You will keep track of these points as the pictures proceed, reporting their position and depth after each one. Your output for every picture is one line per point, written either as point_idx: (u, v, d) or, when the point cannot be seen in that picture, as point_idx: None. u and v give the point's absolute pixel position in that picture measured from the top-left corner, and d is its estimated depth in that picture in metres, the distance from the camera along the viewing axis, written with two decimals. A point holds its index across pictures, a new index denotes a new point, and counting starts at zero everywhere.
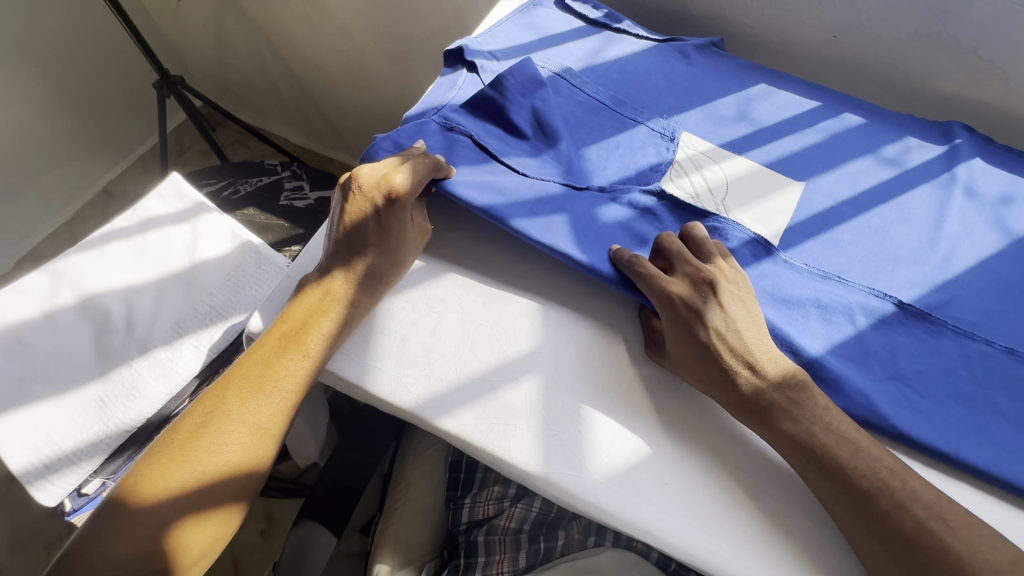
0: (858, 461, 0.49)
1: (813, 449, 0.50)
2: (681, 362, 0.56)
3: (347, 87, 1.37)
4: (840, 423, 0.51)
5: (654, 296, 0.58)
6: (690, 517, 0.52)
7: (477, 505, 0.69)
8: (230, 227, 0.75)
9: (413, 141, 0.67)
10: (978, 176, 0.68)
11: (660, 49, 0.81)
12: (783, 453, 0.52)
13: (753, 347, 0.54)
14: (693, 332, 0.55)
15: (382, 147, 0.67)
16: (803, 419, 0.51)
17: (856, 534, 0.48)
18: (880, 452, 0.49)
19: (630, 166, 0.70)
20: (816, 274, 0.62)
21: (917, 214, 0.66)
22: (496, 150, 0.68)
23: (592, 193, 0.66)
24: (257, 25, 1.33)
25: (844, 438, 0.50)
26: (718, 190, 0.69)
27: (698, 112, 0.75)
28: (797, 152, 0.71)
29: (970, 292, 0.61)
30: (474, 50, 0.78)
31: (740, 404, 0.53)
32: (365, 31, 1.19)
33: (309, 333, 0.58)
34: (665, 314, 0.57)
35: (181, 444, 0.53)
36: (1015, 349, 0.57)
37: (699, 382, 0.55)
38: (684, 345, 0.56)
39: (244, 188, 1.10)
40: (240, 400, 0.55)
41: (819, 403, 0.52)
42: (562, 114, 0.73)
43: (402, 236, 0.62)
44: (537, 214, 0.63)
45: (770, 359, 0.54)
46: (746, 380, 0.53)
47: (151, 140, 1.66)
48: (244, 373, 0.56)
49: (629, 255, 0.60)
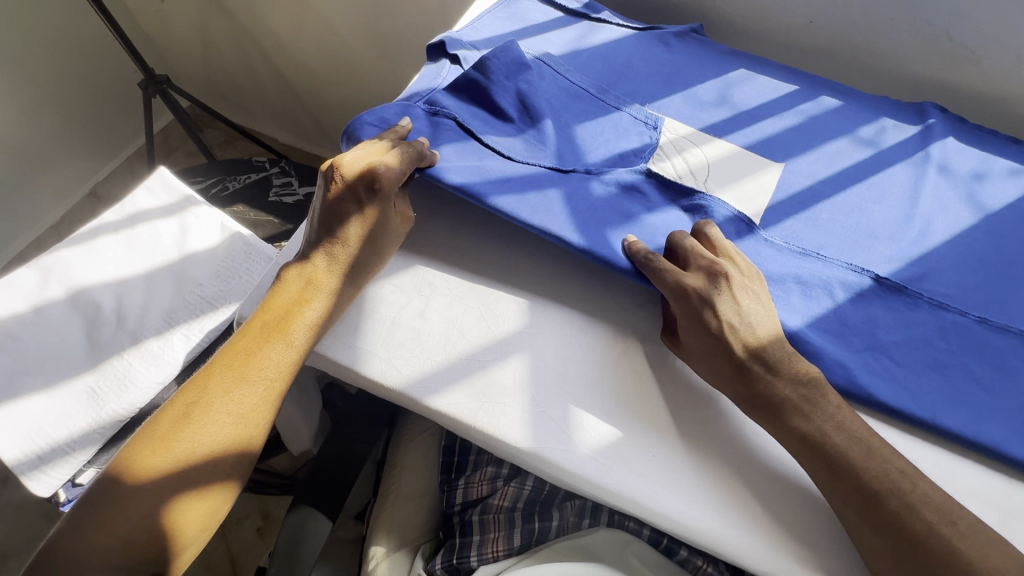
0: (871, 462, 0.47)
1: (824, 448, 0.48)
2: (694, 352, 0.54)
3: (333, 85, 1.36)
4: (852, 422, 0.49)
5: (666, 288, 0.55)
6: (675, 487, 0.51)
7: (471, 486, 0.71)
8: (219, 220, 0.76)
9: (399, 119, 0.65)
10: (952, 154, 0.69)
11: (643, 38, 0.80)
12: (791, 449, 0.50)
13: (767, 342, 0.52)
14: (703, 323, 0.53)
15: (366, 122, 0.64)
16: (815, 418, 0.49)
17: (857, 528, 0.46)
18: (893, 454, 0.47)
19: (618, 150, 0.68)
20: (795, 251, 0.61)
21: (892, 191, 0.66)
22: (477, 129, 0.66)
23: (579, 175, 0.64)
24: (240, 24, 1.32)
25: (855, 438, 0.48)
26: (700, 172, 0.67)
27: (680, 97, 0.74)
28: (775, 135, 0.71)
29: (945, 265, 0.61)
30: (456, 41, 0.76)
31: (750, 400, 0.51)
32: (351, 28, 1.19)
33: (290, 323, 0.56)
34: (677, 308, 0.55)
35: (163, 436, 0.51)
36: (988, 318, 0.57)
37: (709, 375, 0.53)
38: (695, 337, 0.54)
39: (233, 186, 1.12)
40: (222, 394, 0.53)
41: (832, 401, 0.50)
42: (546, 97, 0.71)
43: (384, 225, 0.59)
44: (519, 194, 0.61)
45: (784, 356, 0.52)
46: (759, 375, 0.51)
47: (138, 140, 1.68)
48: (225, 366, 0.54)
49: (645, 250, 0.57)
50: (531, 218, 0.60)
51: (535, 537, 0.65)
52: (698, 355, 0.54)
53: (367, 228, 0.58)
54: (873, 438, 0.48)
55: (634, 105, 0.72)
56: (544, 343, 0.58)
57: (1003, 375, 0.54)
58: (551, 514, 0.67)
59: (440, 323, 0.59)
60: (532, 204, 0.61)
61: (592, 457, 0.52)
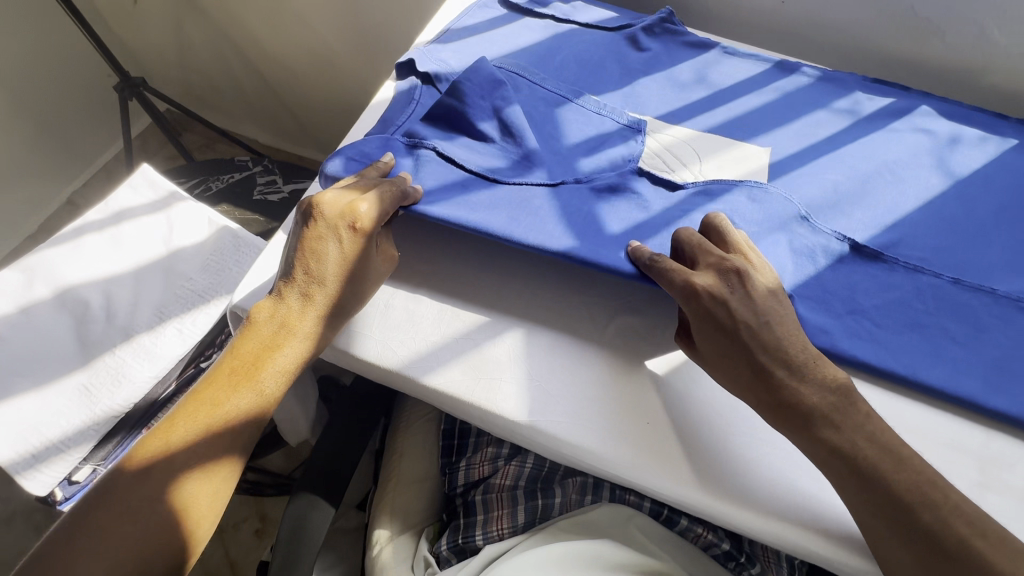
0: (903, 474, 0.45)
1: (855, 459, 0.46)
2: (711, 358, 0.52)
3: (313, 82, 1.36)
4: (881, 432, 0.47)
5: (677, 291, 0.53)
6: (669, 454, 0.52)
7: (472, 467, 0.72)
8: (206, 215, 0.76)
9: (380, 155, 0.63)
10: (921, 124, 0.71)
11: (611, 40, 0.80)
12: (819, 461, 0.48)
13: (791, 345, 0.50)
14: (719, 323, 0.51)
15: (346, 156, 0.63)
16: (845, 429, 0.47)
17: (875, 531, 0.45)
18: (921, 460, 0.46)
19: (604, 158, 0.66)
20: (796, 216, 0.62)
21: (866, 162, 0.68)
22: (456, 149, 0.65)
23: (570, 187, 0.63)
24: (216, 24, 1.31)
25: (888, 449, 0.46)
26: (674, 149, 0.69)
27: (659, 80, 0.76)
28: (751, 111, 0.73)
29: (919, 230, 0.63)
30: (426, 59, 0.74)
31: (774, 407, 0.49)
32: (328, 23, 1.19)
33: (262, 373, 0.53)
34: (689, 310, 0.53)
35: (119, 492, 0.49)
36: (961, 279, 0.59)
37: (730, 383, 0.51)
38: (711, 342, 0.52)
39: (216, 186, 1.12)
40: (189, 448, 0.50)
41: (862, 409, 0.48)
42: (526, 112, 0.69)
43: (365, 263, 0.56)
44: (507, 213, 0.59)
45: (809, 359, 0.50)
46: (783, 382, 0.49)
47: (116, 146, 1.65)
48: (192, 417, 0.51)
49: (650, 253, 0.55)
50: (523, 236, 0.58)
51: (538, 515, 0.66)
52: (718, 363, 0.52)
53: (344, 269, 0.55)
54: (903, 446, 0.47)
55: (615, 113, 0.71)
56: (537, 321, 0.60)
57: (977, 331, 0.56)
58: (552, 491, 0.68)
59: (434, 307, 0.60)
60: (527, 219, 0.59)
61: (587, 429, 0.53)
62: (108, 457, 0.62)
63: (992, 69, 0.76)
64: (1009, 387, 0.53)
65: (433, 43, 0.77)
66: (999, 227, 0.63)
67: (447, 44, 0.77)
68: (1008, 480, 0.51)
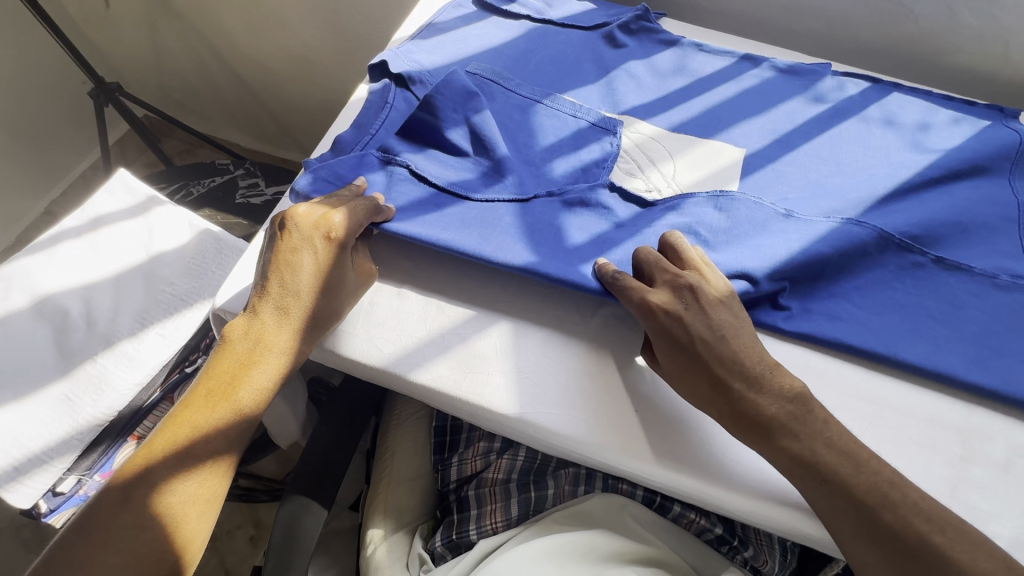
0: (862, 476, 0.46)
1: (817, 467, 0.46)
2: (673, 375, 0.52)
3: (293, 83, 1.34)
4: (841, 437, 0.48)
5: (633, 308, 0.54)
6: (659, 441, 0.53)
7: (464, 462, 0.72)
8: (186, 219, 0.75)
9: (355, 175, 0.63)
10: (894, 108, 0.73)
11: (588, 37, 0.81)
12: (781, 470, 0.48)
13: (745, 356, 0.50)
14: (675, 342, 0.51)
15: (318, 173, 0.63)
16: (804, 437, 0.47)
17: (835, 529, 0.46)
18: (880, 464, 0.47)
19: (579, 167, 0.67)
20: (780, 213, 0.63)
21: (841, 146, 0.70)
22: (425, 167, 0.64)
23: (543, 201, 0.63)
24: (192, 26, 1.29)
25: (846, 454, 0.47)
26: (645, 146, 0.70)
27: (640, 68, 0.78)
28: (730, 99, 0.74)
29: (898, 210, 0.64)
30: (400, 60, 0.72)
31: (735, 418, 0.49)
32: (306, 22, 1.17)
33: (239, 391, 0.51)
34: (647, 327, 0.53)
35: (97, 531, 0.47)
36: (943, 258, 0.60)
37: (689, 399, 0.51)
38: (671, 358, 0.52)
39: (197, 190, 1.10)
40: (169, 474, 0.48)
41: (819, 416, 0.49)
42: (500, 121, 0.70)
43: (341, 276, 0.56)
44: (472, 231, 0.60)
45: (766, 370, 0.50)
46: (741, 395, 0.49)
47: (93, 154, 1.62)
48: (169, 442, 0.49)
49: (613, 271, 0.56)
50: (487, 254, 0.58)
51: (530, 503, 0.67)
52: (678, 379, 0.52)
53: (320, 280, 0.54)
54: (863, 449, 0.47)
55: (591, 113, 0.71)
56: (523, 314, 0.60)
57: (955, 308, 0.57)
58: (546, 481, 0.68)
59: (420, 304, 0.60)
60: (494, 235, 0.59)
61: (576, 424, 0.53)
62: (94, 466, 0.62)
63: (961, 49, 0.78)
64: (988, 362, 0.54)
65: (409, 44, 0.76)
66: (976, 205, 0.64)
67: (423, 46, 0.76)
68: (989, 452, 0.52)
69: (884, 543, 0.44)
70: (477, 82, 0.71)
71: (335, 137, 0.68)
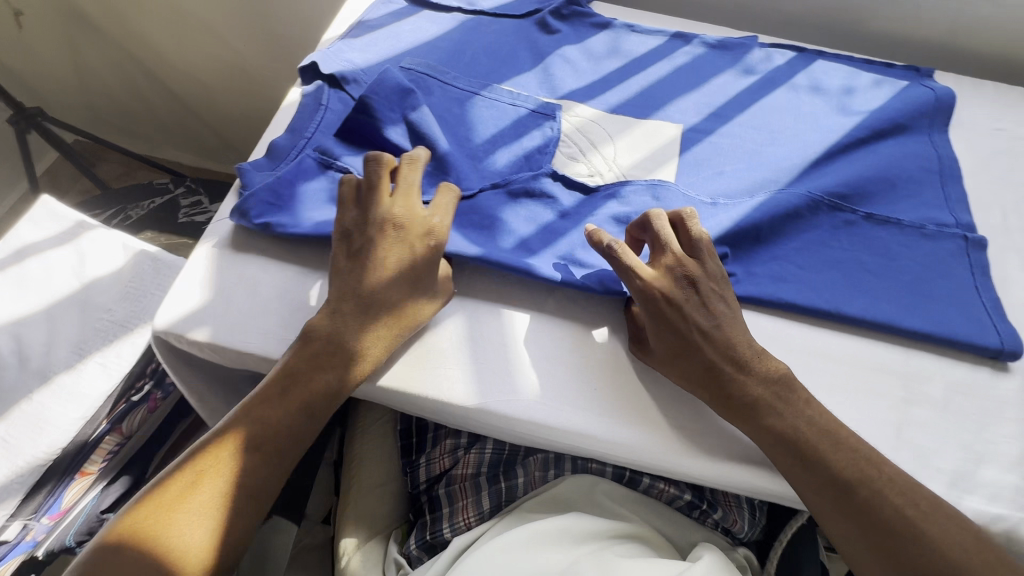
0: (840, 454, 0.48)
1: (799, 444, 0.48)
2: (663, 358, 0.53)
3: (230, 95, 1.30)
4: (821, 415, 0.50)
5: (632, 290, 0.54)
6: (622, 416, 0.54)
7: (433, 461, 0.71)
8: (120, 241, 0.73)
9: (294, 184, 0.63)
10: (818, 77, 0.76)
11: (521, 25, 0.81)
12: (764, 446, 0.50)
13: (740, 343, 0.52)
14: (673, 327, 0.52)
15: (256, 178, 0.64)
16: (787, 414, 0.49)
17: (812, 500, 0.48)
18: (858, 439, 0.49)
19: (522, 157, 0.67)
20: (706, 202, 0.64)
21: (774, 115, 0.73)
22: (369, 171, 0.65)
23: (488, 194, 0.64)
24: (117, 43, 1.24)
25: (828, 431, 0.49)
26: (584, 129, 0.70)
27: (575, 53, 0.78)
28: (666, 77, 0.76)
29: (828, 172, 0.67)
30: (332, 61, 0.73)
31: (724, 401, 0.51)
32: (239, 31, 1.15)
33: (315, 388, 0.52)
34: (644, 310, 0.53)
35: (165, 517, 0.46)
36: (872, 214, 0.64)
37: (681, 381, 0.52)
38: (665, 342, 0.52)
39: (136, 213, 1.05)
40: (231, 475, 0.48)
41: (802, 396, 0.50)
42: (440, 116, 0.69)
43: (418, 275, 0.55)
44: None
45: (755, 354, 0.51)
46: (731, 377, 0.51)
47: (19, 187, 1.53)
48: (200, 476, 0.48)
49: (608, 241, 0.55)
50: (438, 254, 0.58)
51: (502, 489, 0.66)
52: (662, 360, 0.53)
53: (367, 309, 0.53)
54: (840, 426, 0.49)
55: (529, 100, 0.72)
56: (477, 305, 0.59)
57: (887, 260, 0.61)
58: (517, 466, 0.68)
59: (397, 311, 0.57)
60: (440, 243, 0.59)
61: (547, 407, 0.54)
62: (41, 509, 0.59)
63: (877, 15, 0.82)
64: (922, 308, 0.57)
65: (337, 43, 0.75)
66: (899, 161, 0.67)
67: (354, 48, 0.76)
68: (928, 391, 0.54)
69: (853, 519, 0.46)
70: (413, 78, 0.71)
71: (272, 141, 0.67)
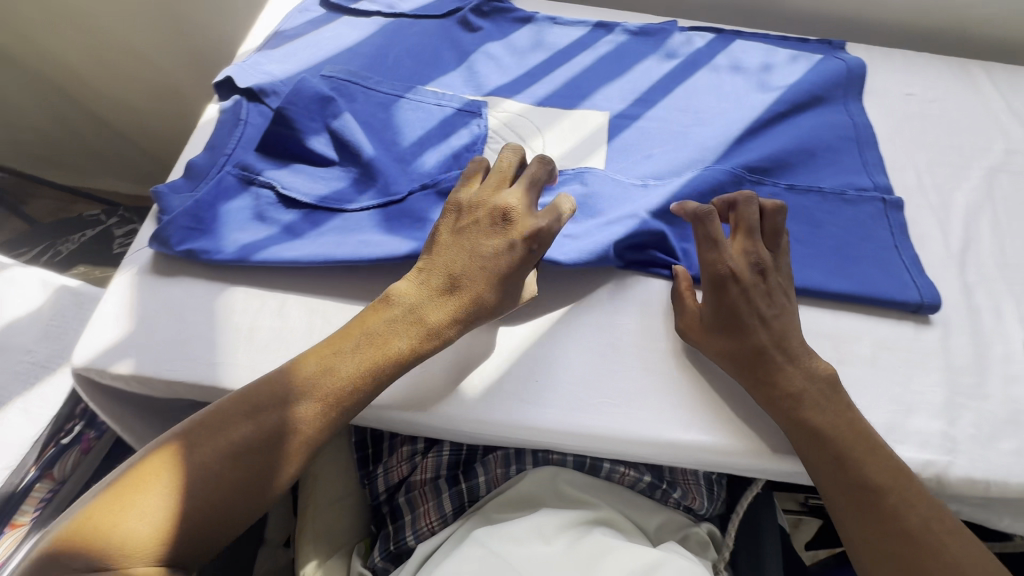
0: (877, 467, 0.58)
1: (827, 441, 0.59)
2: (704, 334, 0.66)
3: (163, 112, 1.32)
4: (862, 421, 0.61)
5: (704, 269, 0.67)
6: (598, 398, 0.65)
7: (390, 470, 0.71)
8: (37, 278, 0.80)
9: (218, 202, 0.73)
10: (734, 57, 0.92)
11: (444, 24, 0.96)
12: (798, 438, 0.61)
13: (790, 337, 0.64)
14: (733, 310, 0.65)
15: (172, 199, 0.74)
16: (829, 412, 0.61)
17: (834, 493, 0.59)
18: (858, 415, 0.62)
19: (439, 162, 0.79)
20: (638, 184, 0.77)
21: (692, 101, 0.87)
22: (297, 195, 0.75)
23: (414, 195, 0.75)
24: (34, 68, 1.22)
25: (876, 444, 0.59)
26: (514, 121, 0.84)
27: (499, 45, 0.93)
28: (587, 67, 0.91)
29: (749, 150, 0.80)
30: (259, 80, 0.84)
31: (774, 396, 0.62)
32: (160, 49, 1.20)
33: (394, 351, 0.61)
34: (706, 289, 0.66)
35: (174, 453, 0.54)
36: (792, 184, 0.78)
37: (716, 353, 0.65)
38: (721, 319, 0.65)
39: (67, 247, 1.02)
40: (243, 412, 0.56)
41: (845, 399, 0.62)
42: (361, 123, 0.81)
43: (506, 278, 0.64)
44: (340, 238, 0.71)
45: (802, 347, 0.64)
46: (780, 364, 0.63)
47: None
48: (170, 463, 0.53)
49: (692, 207, 0.68)
50: (358, 257, 0.69)
51: (466, 490, 0.67)
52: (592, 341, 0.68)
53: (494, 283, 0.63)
54: (850, 409, 0.61)
55: (453, 99, 0.84)
56: None
57: (812, 228, 0.75)
58: (474, 465, 0.69)
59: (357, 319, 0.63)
60: (359, 249, 0.70)
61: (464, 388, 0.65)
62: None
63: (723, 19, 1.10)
64: (850, 271, 0.72)
65: (259, 79, 0.84)
66: (776, 117, 0.84)
67: (285, 82, 0.86)
68: (857, 350, 0.68)
69: (882, 522, 0.56)
70: (336, 87, 0.82)
71: (190, 163, 0.77)
